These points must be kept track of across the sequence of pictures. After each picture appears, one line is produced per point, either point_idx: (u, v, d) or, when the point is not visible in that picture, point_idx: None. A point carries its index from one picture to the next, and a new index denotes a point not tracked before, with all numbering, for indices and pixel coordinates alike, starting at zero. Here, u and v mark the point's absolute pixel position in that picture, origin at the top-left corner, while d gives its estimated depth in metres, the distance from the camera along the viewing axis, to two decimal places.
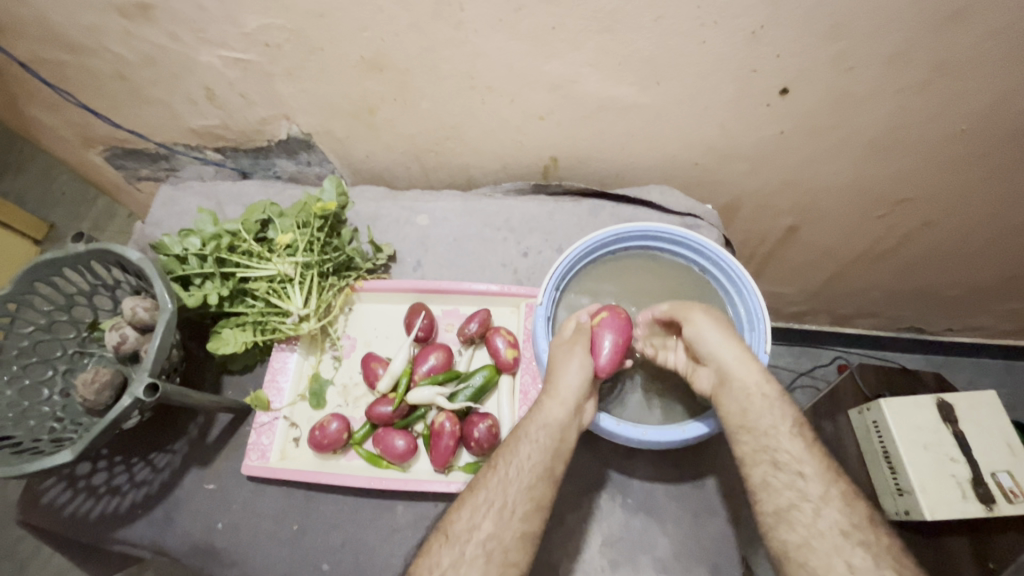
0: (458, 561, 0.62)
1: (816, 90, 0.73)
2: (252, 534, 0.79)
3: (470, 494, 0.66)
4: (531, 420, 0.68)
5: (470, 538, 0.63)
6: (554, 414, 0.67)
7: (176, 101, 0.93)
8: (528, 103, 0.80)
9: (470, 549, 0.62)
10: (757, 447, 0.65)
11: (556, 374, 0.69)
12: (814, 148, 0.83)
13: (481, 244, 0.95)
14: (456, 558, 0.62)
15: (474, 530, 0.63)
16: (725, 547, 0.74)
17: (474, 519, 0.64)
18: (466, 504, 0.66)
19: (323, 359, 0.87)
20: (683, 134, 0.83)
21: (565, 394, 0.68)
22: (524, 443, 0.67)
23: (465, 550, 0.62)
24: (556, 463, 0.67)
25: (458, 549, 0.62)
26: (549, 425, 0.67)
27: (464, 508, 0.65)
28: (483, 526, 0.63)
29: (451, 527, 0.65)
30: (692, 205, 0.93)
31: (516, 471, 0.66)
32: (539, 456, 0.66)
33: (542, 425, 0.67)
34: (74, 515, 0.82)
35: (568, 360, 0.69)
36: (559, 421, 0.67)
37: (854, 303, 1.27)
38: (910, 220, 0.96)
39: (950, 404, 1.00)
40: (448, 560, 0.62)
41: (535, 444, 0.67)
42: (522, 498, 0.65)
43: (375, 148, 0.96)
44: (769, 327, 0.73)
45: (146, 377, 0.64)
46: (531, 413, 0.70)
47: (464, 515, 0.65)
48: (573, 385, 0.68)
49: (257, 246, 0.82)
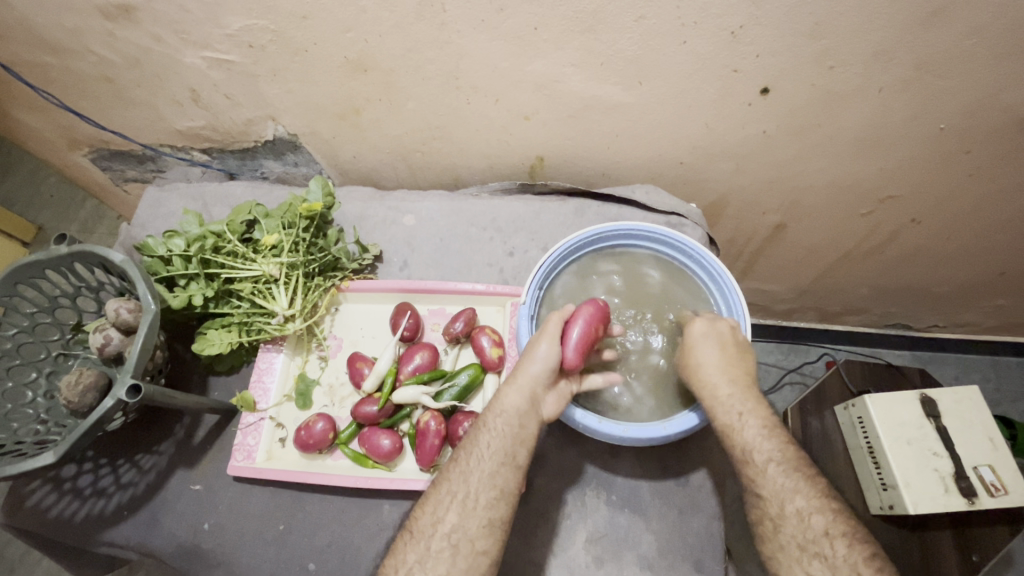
0: (425, 555, 0.63)
1: (796, 88, 0.73)
2: (238, 535, 0.79)
3: (433, 490, 0.67)
4: (490, 410, 0.70)
5: (436, 531, 0.64)
6: (511, 402, 0.68)
7: (162, 102, 0.93)
8: (513, 103, 0.81)
9: (436, 543, 0.63)
10: None
11: (521, 362, 0.70)
12: (797, 147, 0.84)
13: (468, 244, 0.95)
14: (422, 554, 0.63)
15: (438, 524, 0.64)
16: (709, 542, 0.75)
17: (438, 513, 0.65)
18: (424, 506, 0.66)
19: (309, 359, 0.88)
20: (667, 133, 0.83)
21: (523, 383, 0.68)
22: (484, 433, 0.68)
23: (430, 544, 0.63)
24: (519, 449, 0.67)
25: (423, 544, 0.64)
26: (505, 413, 0.68)
27: (427, 504, 0.66)
28: (446, 518, 0.64)
29: (416, 524, 0.66)
30: (677, 203, 0.94)
31: (476, 461, 0.67)
32: (497, 445, 0.67)
33: (500, 413, 0.68)
34: (59, 517, 0.81)
35: (534, 349, 0.70)
36: (516, 408, 0.68)
37: (841, 300, 1.28)
38: (893, 217, 0.97)
39: (935, 400, 1.01)
40: (414, 556, 0.63)
41: (498, 434, 0.67)
42: (485, 487, 0.65)
43: (363, 149, 0.96)
44: (750, 325, 0.74)
45: (129, 378, 0.64)
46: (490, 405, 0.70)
47: (428, 510, 0.66)
48: (533, 373, 0.68)
49: (241, 247, 0.82)
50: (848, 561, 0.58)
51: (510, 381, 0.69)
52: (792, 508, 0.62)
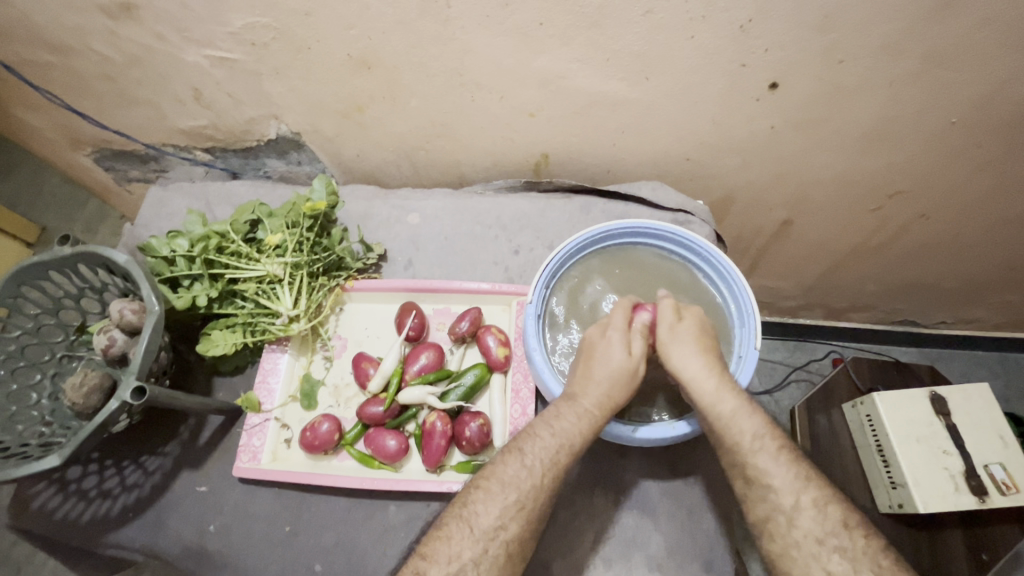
0: (482, 556, 0.61)
1: (805, 82, 0.72)
2: (244, 537, 0.79)
3: (501, 491, 0.64)
4: (570, 417, 0.67)
5: (495, 536, 0.62)
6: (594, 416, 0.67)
7: (164, 101, 0.92)
8: (517, 100, 0.80)
9: (495, 547, 0.61)
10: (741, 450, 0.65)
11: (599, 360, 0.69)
12: (805, 142, 0.83)
13: (472, 243, 0.94)
14: (479, 555, 0.61)
15: (500, 530, 0.62)
16: (718, 542, 0.74)
17: (503, 518, 0.63)
18: (487, 505, 0.64)
19: (314, 359, 0.87)
20: (674, 128, 0.82)
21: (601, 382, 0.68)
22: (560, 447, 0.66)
23: (489, 547, 0.62)
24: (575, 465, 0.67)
25: (482, 545, 0.61)
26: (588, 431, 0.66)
27: (490, 502, 0.64)
28: (511, 527, 0.62)
29: (476, 521, 0.63)
30: (684, 201, 0.93)
31: (549, 473, 0.65)
32: (569, 459, 0.66)
33: (581, 427, 0.67)
34: (66, 519, 0.81)
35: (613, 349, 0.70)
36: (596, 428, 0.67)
37: (849, 296, 1.27)
38: (902, 213, 0.96)
39: (944, 397, 1.00)
40: (472, 555, 0.61)
41: (570, 445, 0.66)
42: (545, 502, 0.65)
43: (366, 147, 0.95)
44: (760, 323, 0.72)
45: (133, 381, 0.64)
46: (567, 406, 0.68)
47: (492, 512, 0.63)
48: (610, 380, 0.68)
49: (245, 248, 0.82)
50: (853, 549, 0.59)
51: (585, 378, 0.68)
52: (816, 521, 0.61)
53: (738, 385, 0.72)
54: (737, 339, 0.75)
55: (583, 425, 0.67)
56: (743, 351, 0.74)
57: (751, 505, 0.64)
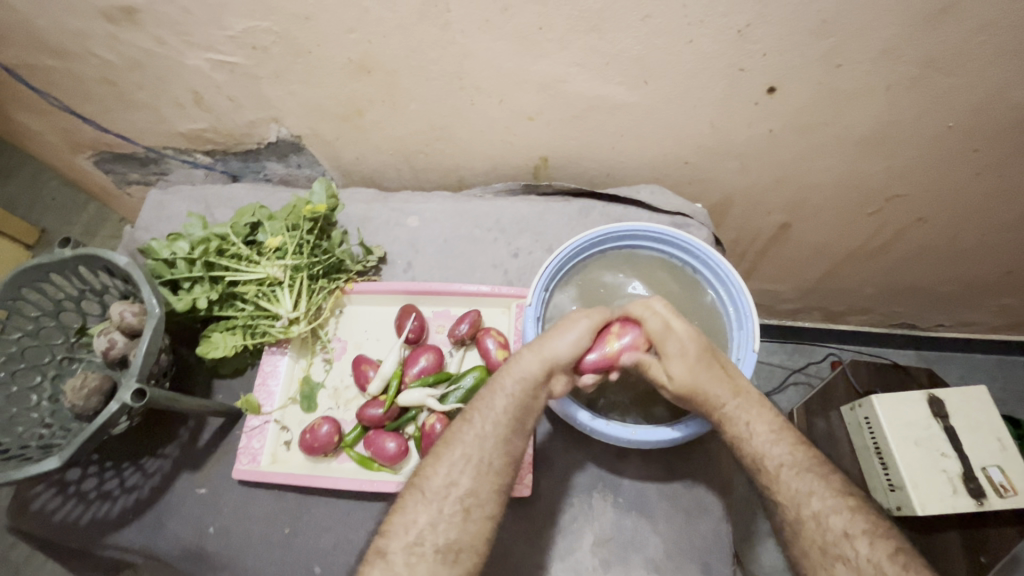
0: (438, 517, 0.62)
1: (801, 86, 0.73)
2: (243, 538, 0.79)
3: (446, 450, 0.66)
4: (507, 372, 0.69)
5: (448, 494, 0.63)
6: (529, 367, 0.67)
7: (164, 104, 0.93)
8: (516, 103, 0.80)
9: (448, 505, 0.63)
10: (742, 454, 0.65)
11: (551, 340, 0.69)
12: (802, 146, 0.83)
13: (472, 245, 0.95)
14: (434, 517, 0.62)
15: (451, 486, 0.64)
16: (717, 544, 0.74)
17: (452, 475, 0.64)
18: (436, 466, 0.65)
19: (314, 361, 0.87)
20: (672, 132, 0.83)
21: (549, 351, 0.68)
22: (497, 396, 0.68)
23: (443, 507, 0.63)
24: (527, 417, 0.68)
25: (437, 506, 0.63)
26: (526, 379, 0.67)
27: (440, 463, 0.65)
28: (461, 481, 0.64)
29: (427, 483, 0.64)
30: (682, 204, 0.93)
31: (493, 425, 0.66)
32: (513, 407, 0.67)
33: (518, 378, 0.67)
34: (65, 521, 0.81)
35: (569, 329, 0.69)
36: (535, 376, 0.67)
37: (847, 299, 1.27)
38: (900, 216, 0.97)
39: (942, 400, 1.01)
40: (426, 517, 0.62)
41: (511, 397, 0.67)
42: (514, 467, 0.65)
43: (365, 150, 0.96)
44: (757, 326, 0.73)
45: (133, 383, 0.64)
46: (509, 365, 0.70)
47: (441, 471, 0.65)
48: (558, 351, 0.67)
49: (245, 250, 0.82)
50: (851, 549, 0.60)
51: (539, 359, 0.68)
52: (815, 522, 0.61)
53: None
54: (735, 342, 0.76)
55: (521, 374, 0.68)
56: (741, 354, 0.75)
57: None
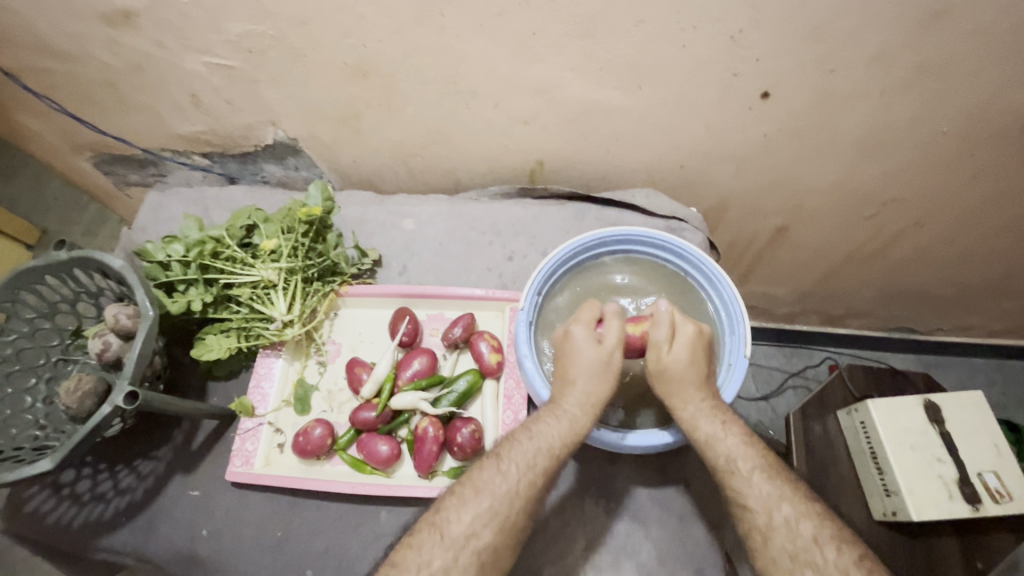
0: (451, 566, 0.59)
1: (797, 91, 0.73)
2: (236, 541, 0.79)
3: (472, 495, 0.63)
4: (550, 421, 0.67)
5: (468, 544, 0.61)
6: (573, 420, 0.67)
7: (163, 107, 0.93)
8: (512, 107, 0.81)
9: (465, 556, 0.60)
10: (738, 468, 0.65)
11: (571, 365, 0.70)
12: (798, 150, 0.83)
13: (467, 248, 0.95)
14: (448, 563, 0.60)
15: (472, 537, 0.61)
16: (709, 550, 0.74)
17: (476, 526, 0.62)
18: (460, 511, 0.63)
19: (308, 365, 0.87)
20: (667, 136, 0.83)
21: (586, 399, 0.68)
22: (530, 445, 0.66)
23: (459, 555, 0.60)
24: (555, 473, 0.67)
25: (452, 553, 0.60)
26: (567, 433, 0.66)
27: (463, 509, 0.63)
28: (483, 534, 0.61)
29: (448, 528, 0.62)
30: (677, 208, 0.93)
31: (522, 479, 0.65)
32: (545, 465, 0.65)
33: (560, 432, 0.66)
34: (59, 522, 0.81)
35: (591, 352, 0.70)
36: (576, 429, 0.67)
37: (844, 303, 1.27)
38: (896, 221, 0.97)
39: (938, 405, 1.00)
40: (441, 563, 0.59)
41: (548, 451, 0.66)
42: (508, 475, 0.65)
43: (362, 152, 0.96)
44: (749, 331, 0.72)
45: (126, 385, 0.64)
46: (550, 418, 0.68)
47: (465, 519, 0.62)
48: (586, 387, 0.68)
49: (240, 253, 0.82)
50: (841, 554, 0.60)
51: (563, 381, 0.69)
52: (806, 527, 0.62)
53: (727, 394, 0.72)
54: (727, 347, 0.75)
55: (563, 430, 0.66)
56: (732, 359, 0.74)
57: (743, 512, 0.64)
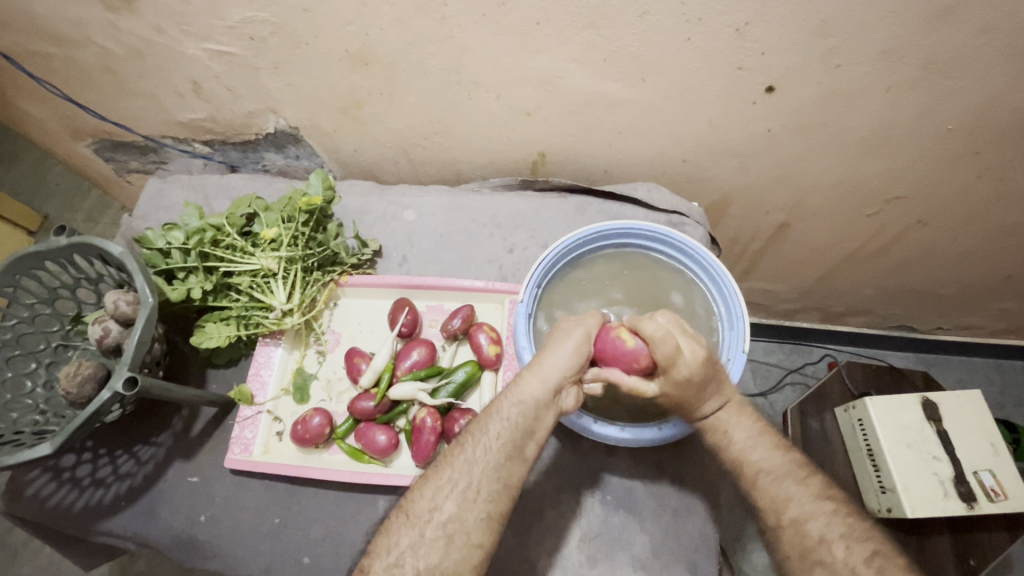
0: (418, 542, 0.61)
1: (802, 86, 0.72)
2: (234, 528, 0.79)
3: (435, 475, 0.65)
4: (506, 397, 0.67)
5: (431, 519, 0.62)
6: (530, 391, 0.65)
7: (164, 93, 0.93)
8: (514, 99, 0.80)
9: (433, 531, 0.61)
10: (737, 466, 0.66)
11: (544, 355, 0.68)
12: (801, 146, 0.83)
13: (467, 240, 0.95)
14: (415, 540, 0.62)
15: (434, 511, 0.62)
16: (704, 543, 0.74)
17: (436, 500, 0.63)
18: (423, 490, 0.65)
19: (307, 354, 0.87)
20: (670, 130, 0.82)
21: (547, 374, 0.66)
22: (493, 419, 0.66)
23: (425, 531, 0.62)
24: (525, 441, 0.66)
25: (418, 530, 0.62)
26: (523, 402, 0.65)
27: (427, 487, 0.64)
28: (445, 508, 0.62)
29: (413, 507, 0.64)
30: (679, 202, 0.93)
31: (483, 450, 0.65)
32: (507, 435, 0.65)
33: (516, 401, 0.66)
34: (59, 506, 0.82)
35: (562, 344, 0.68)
36: (535, 399, 0.65)
37: (845, 301, 1.27)
38: (898, 219, 0.96)
39: (935, 403, 1.01)
40: (408, 540, 0.62)
41: (507, 422, 0.65)
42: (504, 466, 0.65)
43: (364, 142, 0.96)
44: (748, 326, 0.73)
45: (125, 371, 0.64)
46: (510, 390, 0.68)
47: (427, 494, 0.64)
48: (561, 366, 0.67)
49: (240, 241, 0.82)
50: (835, 550, 0.60)
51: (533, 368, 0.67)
52: (803, 524, 0.62)
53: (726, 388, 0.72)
54: (725, 343, 0.75)
55: (517, 399, 0.66)
56: (731, 355, 0.74)
57: None
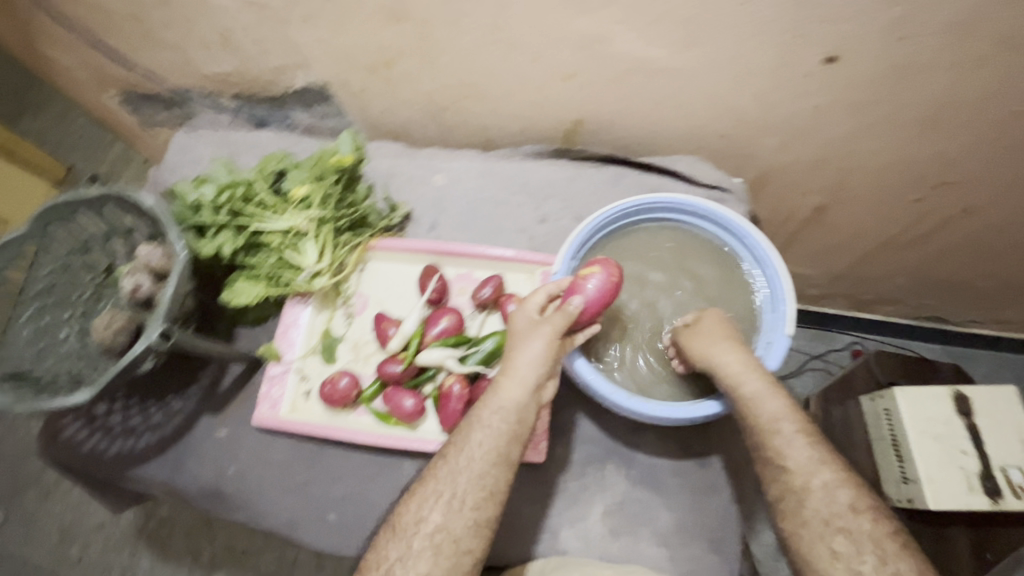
0: (406, 553, 0.62)
1: (862, 59, 0.68)
2: (262, 482, 0.81)
3: (420, 485, 0.65)
4: (484, 404, 0.66)
5: (417, 530, 0.63)
6: (510, 397, 0.65)
7: (191, 45, 0.91)
8: (552, 62, 0.77)
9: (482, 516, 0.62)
10: (768, 451, 0.65)
11: (518, 350, 0.66)
12: (852, 124, 0.79)
13: (498, 209, 0.93)
14: (403, 552, 0.62)
15: (421, 522, 0.63)
16: (727, 523, 0.74)
17: (421, 512, 0.63)
18: (409, 502, 0.65)
19: (334, 316, 0.87)
20: (714, 102, 0.79)
21: (522, 370, 0.65)
22: (476, 429, 0.65)
23: (412, 543, 0.62)
24: (512, 447, 0.65)
25: (406, 542, 0.62)
26: (503, 410, 0.65)
27: (412, 500, 0.65)
28: (430, 518, 0.63)
29: (399, 520, 0.64)
30: (720, 176, 0.89)
31: (467, 460, 0.64)
32: (492, 444, 0.64)
33: (496, 409, 0.65)
34: (92, 452, 0.84)
35: (530, 341, 0.66)
36: (516, 404, 0.65)
37: (877, 289, 1.23)
38: (945, 206, 0.92)
39: (967, 397, 0.99)
40: (395, 554, 0.62)
41: (489, 432, 0.64)
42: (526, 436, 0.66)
43: (393, 104, 0.93)
44: (793, 310, 0.71)
45: (159, 325, 0.65)
46: (485, 396, 0.67)
47: (412, 507, 0.64)
48: (532, 362, 0.65)
49: (271, 199, 0.81)
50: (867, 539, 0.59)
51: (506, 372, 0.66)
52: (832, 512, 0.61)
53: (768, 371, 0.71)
54: (767, 325, 0.73)
55: (496, 406, 0.65)
56: (772, 337, 0.72)
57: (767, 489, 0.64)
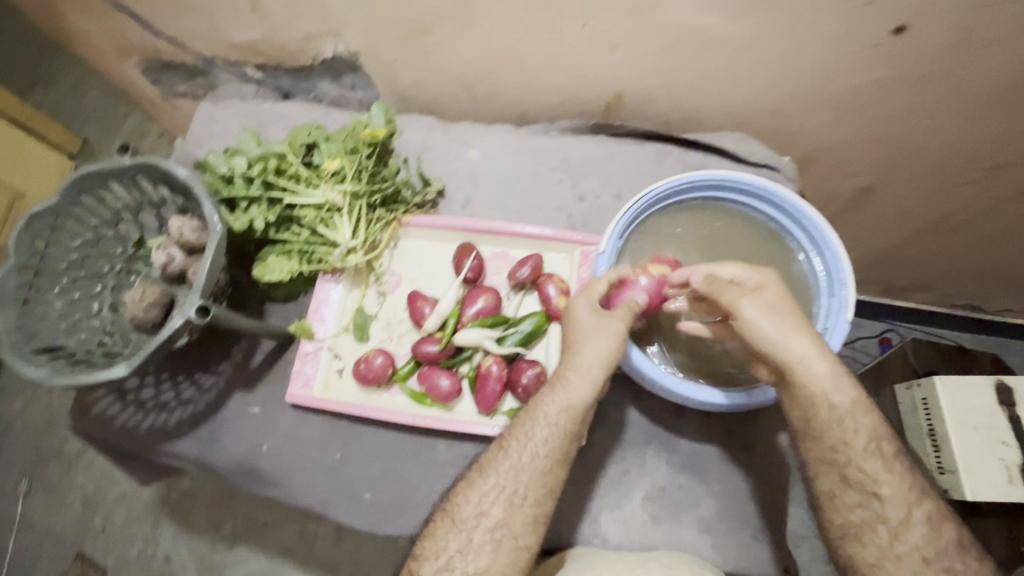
0: (466, 546, 0.63)
1: (935, 29, 0.64)
2: (296, 460, 0.80)
3: (479, 479, 0.65)
4: (550, 399, 0.65)
5: (478, 523, 0.63)
6: (578, 395, 0.64)
7: (218, 10, 0.87)
8: (599, 30, 0.73)
9: None
10: (823, 440, 0.63)
11: (585, 344, 0.65)
12: (914, 100, 0.74)
13: (535, 185, 0.90)
14: (463, 544, 0.63)
15: (482, 516, 0.64)
16: (771, 510, 0.73)
17: (483, 505, 0.64)
18: (467, 494, 0.65)
19: (367, 293, 0.85)
20: (768, 75, 0.75)
21: (589, 365, 0.64)
22: (540, 424, 0.64)
23: (472, 536, 0.63)
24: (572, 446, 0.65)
25: (465, 535, 0.63)
26: (571, 408, 0.64)
27: (472, 492, 0.65)
28: (492, 512, 0.63)
29: (459, 511, 0.65)
30: (769, 155, 0.86)
31: (530, 457, 0.64)
32: (556, 440, 0.64)
33: (563, 406, 0.64)
34: (125, 427, 0.84)
35: (599, 336, 0.65)
36: (582, 404, 0.64)
37: (916, 275, 1.20)
38: (1002, 190, 0.88)
39: (1011, 388, 0.95)
40: (455, 545, 0.63)
41: (553, 428, 0.64)
42: (571, 420, 0.64)
43: (425, 75, 0.90)
44: (851, 295, 0.68)
45: (197, 299, 0.63)
46: (548, 390, 0.66)
47: (473, 499, 0.65)
48: (596, 359, 0.64)
49: (304, 171, 0.79)
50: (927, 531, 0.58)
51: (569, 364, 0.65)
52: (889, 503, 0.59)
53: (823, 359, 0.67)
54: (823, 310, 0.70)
55: (561, 400, 0.64)
56: (830, 323, 0.69)
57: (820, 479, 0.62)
